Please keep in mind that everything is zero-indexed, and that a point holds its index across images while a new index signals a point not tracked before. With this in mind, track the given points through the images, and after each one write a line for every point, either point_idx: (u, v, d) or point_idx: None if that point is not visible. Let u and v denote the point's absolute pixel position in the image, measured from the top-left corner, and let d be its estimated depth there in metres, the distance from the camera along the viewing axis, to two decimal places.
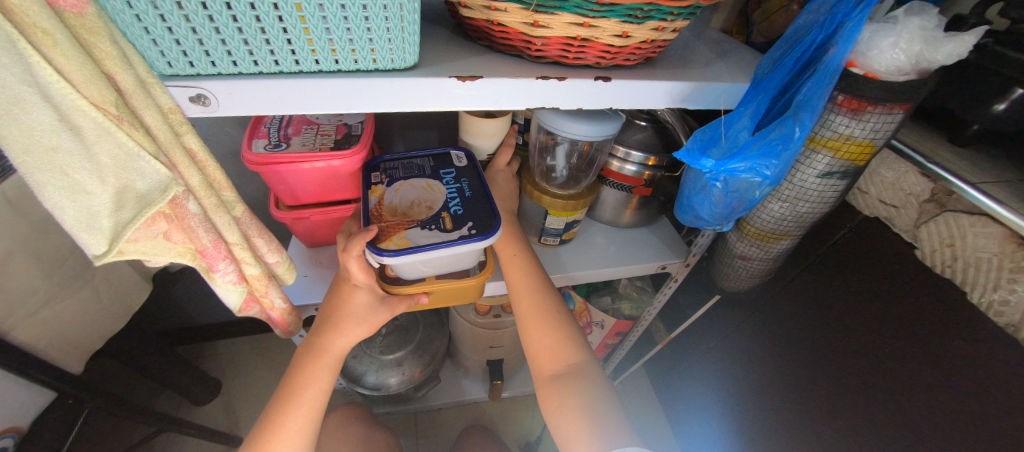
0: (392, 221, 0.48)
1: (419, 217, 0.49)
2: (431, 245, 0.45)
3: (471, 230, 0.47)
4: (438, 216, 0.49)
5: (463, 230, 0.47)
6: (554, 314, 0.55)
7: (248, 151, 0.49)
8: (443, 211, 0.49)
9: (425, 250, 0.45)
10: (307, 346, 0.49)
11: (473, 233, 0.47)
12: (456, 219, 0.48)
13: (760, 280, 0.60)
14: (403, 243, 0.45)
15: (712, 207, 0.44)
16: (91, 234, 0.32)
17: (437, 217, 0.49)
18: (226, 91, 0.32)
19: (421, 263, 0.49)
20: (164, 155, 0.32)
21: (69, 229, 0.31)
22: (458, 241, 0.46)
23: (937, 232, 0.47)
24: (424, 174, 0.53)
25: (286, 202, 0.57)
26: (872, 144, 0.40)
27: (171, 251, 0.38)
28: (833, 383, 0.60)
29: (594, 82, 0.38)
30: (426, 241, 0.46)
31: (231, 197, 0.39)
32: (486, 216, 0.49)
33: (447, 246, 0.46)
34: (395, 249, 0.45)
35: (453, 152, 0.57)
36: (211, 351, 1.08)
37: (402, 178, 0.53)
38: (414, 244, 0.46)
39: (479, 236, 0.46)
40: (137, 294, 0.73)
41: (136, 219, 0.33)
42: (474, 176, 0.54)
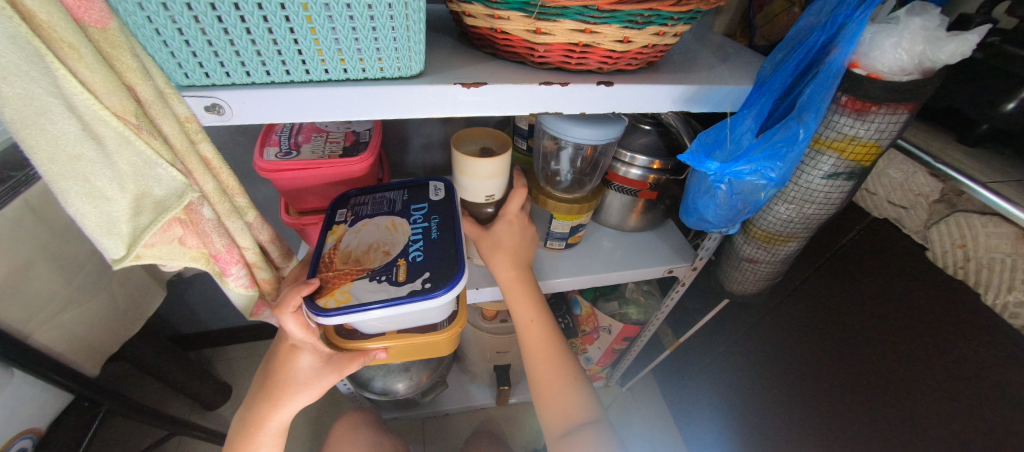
0: (342, 269, 0.47)
1: (372, 265, 0.47)
2: (376, 302, 0.43)
3: (425, 283, 0.45)
4: (394, 264, 0.47)
5: (416, 283, 0.45)
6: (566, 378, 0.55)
7: (260, 158, 0.51)
8: (400, 258, 0.48)
9: (372, 305, 0.43)
10: (247, 414, 0.49)
11: (427, 286, 0.45)
12: (413, 268, 0.47)
13: (768, 283, 0.60)
14: (344, 300, 0.43)
15: (717, 209, 0.44)
16: (110, 239, 0.33)
17: (391, 266, 0.47)
18: (240, 100, 0.33)
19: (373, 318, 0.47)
20: (180, 163, 0.33)
21: (91, 234, 0.32)
22: (407, 297, 0.44)
23: (948, 232, 0.46)
24: (388, 214, 0.52)
25: (296, 208, 0.58)
26: (878, 144, 0.39)
27: (185, 256, 0.39)
28: (846, 388, 0.59)
29: (597, 87, 0.39)
30: (371, 297, 0.44)
31: (244, 203, 0.40)
32: (445, 266, 0.47)
33: (393, 303, 0.44)
34: (334, 307, 0.43)
35: (430, 184, 0.57)
36: (223, 356, 1.10)
37: (367, 216, 0.53)
38: (358, 300, 0.43)
39: (433, 291, 0.44)
40: (151, 300, 0.74)
41: (153, 224, 0.34)
42: (445, 212, 0.53)
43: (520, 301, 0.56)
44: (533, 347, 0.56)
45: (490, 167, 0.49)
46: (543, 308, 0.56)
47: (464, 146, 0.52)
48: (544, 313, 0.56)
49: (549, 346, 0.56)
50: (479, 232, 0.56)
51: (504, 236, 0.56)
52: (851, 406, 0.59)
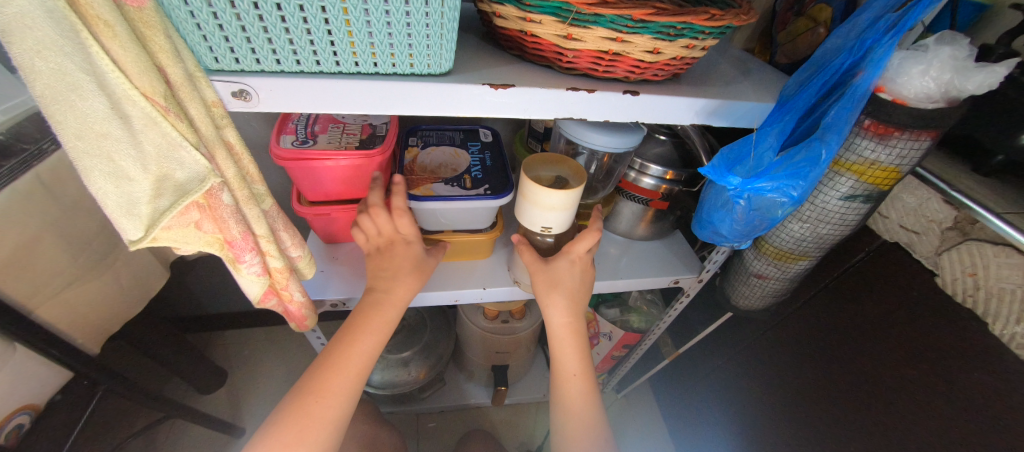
0: (421, 176, 0.56)
1: (443, 175, 0.56)
2: (454, 196, 0.53)
3: (487, 191, 0.54)
4: (461, 177, 0.56)
5: (480, 190, 0.54)
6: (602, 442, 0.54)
7: (277, 146, 0.51)
8: (465, 173, 0.56)
9: (447, 199, 0.53)
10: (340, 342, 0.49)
11: (489, 192, 0.54)
12: (476, 181, 0.55)
13: (775, 299, 0.60)
14: (427, 193, 0.53)
15: (733, 224, 0.44)
16: (129, 219, 0.33)
17: (459, 178, 0.56)
18: (267, 88, 0.33)
19: (441, 213, 0.57)
20: (205, 147, 0.33)
21: (110, 214, 0.32)
22: (474, 196, 0.53)
23: (959, 260, 0.47)
24: (454, 144, 0.60)
25: (308, 198, 0.58)
26: (897, 169, 0.40)
27: (200, 240, 0.39)
28: (848, 409, 0.59)
29: (623, 96, 0.39)
30: (447, 192, 0.53)
31: (261, 190, 0.40)
32: (502, 179, 0.56)
33: (464, 199, 0.53)
34: (420, 196, 0.52)
35: (482, 130, 0.64)
36: (219, 341, 1.09)
37: (435, 144, 0.60)
38: (437, 195, 0.53)
39: (493, 195, 0.53)
40: (155, 281, 0.74)
41: (173, 207, 0.34)
42: (496, 150, 0.60)
43: (568, 348, 0.56)
44: (569, 405, 0.56)
45: (557, 198, 0.47)
46: (585, 358, 0.57)
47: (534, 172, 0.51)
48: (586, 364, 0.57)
49: (587, 406, 0.56)
50: (540, 266, 0.55)
51: (564, 276, 0.55)
52: (851, 427, 0.59)
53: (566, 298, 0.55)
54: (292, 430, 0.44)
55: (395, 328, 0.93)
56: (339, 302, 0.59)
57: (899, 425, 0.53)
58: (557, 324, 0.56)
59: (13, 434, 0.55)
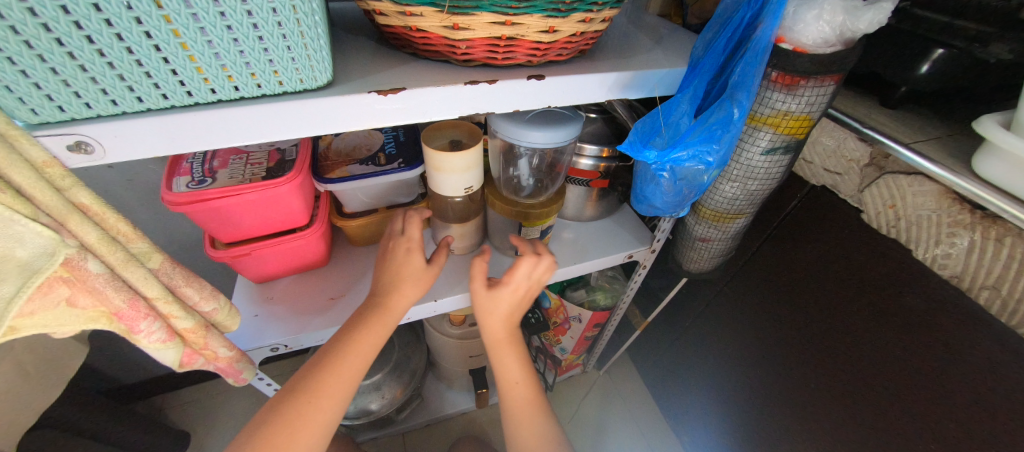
0: (337, 160, 0.58)
1: (358, 156, 0.58)
2: (367, 175, 0.56)
3: (401, 163, 0.57)
4: (375, 156, 0.59)
5: (394, 164, 0.57)
6: (547, 442, 0.57)
7: (168, 191, 0.44)
8: (379, 151, 0.59)
9: (363, 178, 0.56)
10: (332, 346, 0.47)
11: (402, 164, 0.57)
12: (390, 157, 0.58)
13: (722, 258, 0.60)
14: (344, 174, 0.55)
15: (664, 196, 0.43)
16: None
17: (373, 156, 0.58)
18: (111, 135, 0.28)
19: (361, 192, 0.59)
20: (47, 214, 0.28)
21: None
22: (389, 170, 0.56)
23: (880, 194, 0.48)
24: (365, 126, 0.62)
25: (222, 240, 0.52)
26: (809, 116, 0.40)
27: (80, 319, 0.33)
28: (808, 349, 0.62)
29: (528, 81, 0.36)
30: (364, 171, 0.56)
31: (143, 248, 0.35)
32: (415, 151, 0.60)
33: (380, 174, 0.56)
34: (336, 178, 0.55)
35: None
36: (175, 402, 1.01)
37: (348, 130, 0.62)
38: (352, 174, 0.55)
39: (408, 167, 0.57)
40: (73, 358, 0.66)
41: (22, 293, 0.28)
42: (409, 127, 0.63)
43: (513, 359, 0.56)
44: (518, 411, 0.57)
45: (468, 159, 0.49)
46: (524, 358, 0.57)
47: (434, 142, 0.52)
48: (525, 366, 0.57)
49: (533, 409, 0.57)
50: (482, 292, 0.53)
51: (498, 303, 0.53)
52: (813, 365, 0.61)
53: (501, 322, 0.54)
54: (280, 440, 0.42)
55: None
56: (281, 346, 0.54)
57: (851, 354, 0.55)
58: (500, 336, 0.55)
59: None
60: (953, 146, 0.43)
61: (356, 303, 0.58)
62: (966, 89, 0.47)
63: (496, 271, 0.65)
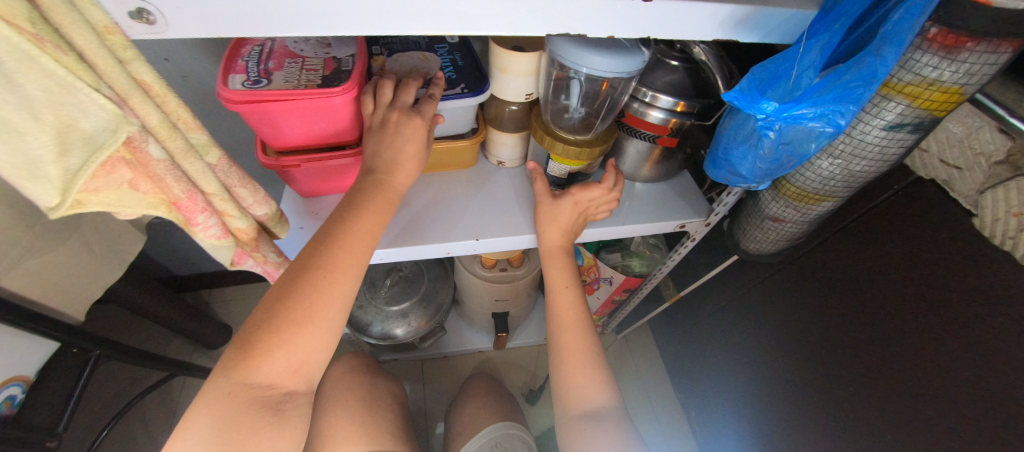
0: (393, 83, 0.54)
1: (416, 79, 0.55)
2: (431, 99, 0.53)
3: (462, 89, 0.54)
4: (434, 80, 0.55)
5: (455, 89, 0.54)
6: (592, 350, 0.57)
7: (224, 88, 0.43)
8: (438, 76, 0.55)
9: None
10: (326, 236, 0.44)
11: (464, 91, 0.54)
12: (450, 82, 0.55)
13: (789, 242, 0.55)
14: None
15: (756, 162, 0.38)
16: (36, 183, 0.27)
17: (432, 80, 0.55)
18: (173, 5, 0.26)
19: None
20: (107, 87, 0.27)
21: (6, 178, 0.26)
22: (451, 96, 0.53)
23: (1005, 197, 0.42)
24: (419, 47, 0.58)
25: (273, 148, 0.51)
26: (961, 90, 0.32)
27: (140, 203, 0.33)
28: (858, 350, 0.58)
29: (633, 3, 0.31)
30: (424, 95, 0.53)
31: (203, 140, 0.34)
32: (478, 79, 0.56)
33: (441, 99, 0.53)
34: None
35: None
36: (218, 298, 1.09)
37: (399, 51, 0.57)
38: None
39: (471, 93, 0.54)
40: (131, 245, 0.67)
41: (87, 167, 0.28)
42: (465, 51, 0.59)
43: (558, 269, 0.60)
44: (563, 318, 0.60)
45: (530, 63, 0.52)
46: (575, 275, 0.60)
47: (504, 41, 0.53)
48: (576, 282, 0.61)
49: (577, 319, 0.59)
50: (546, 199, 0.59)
51: (563, 215, 0.58)
52: (861, 372, 0.57)
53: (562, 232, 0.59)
54: (273, 335, 0.40)
55: (392, 279, 0.90)
56: None
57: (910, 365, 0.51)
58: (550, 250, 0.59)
59: (6, 405, 0.51)
60: None
61: (395, 233, 0.57)
62: None
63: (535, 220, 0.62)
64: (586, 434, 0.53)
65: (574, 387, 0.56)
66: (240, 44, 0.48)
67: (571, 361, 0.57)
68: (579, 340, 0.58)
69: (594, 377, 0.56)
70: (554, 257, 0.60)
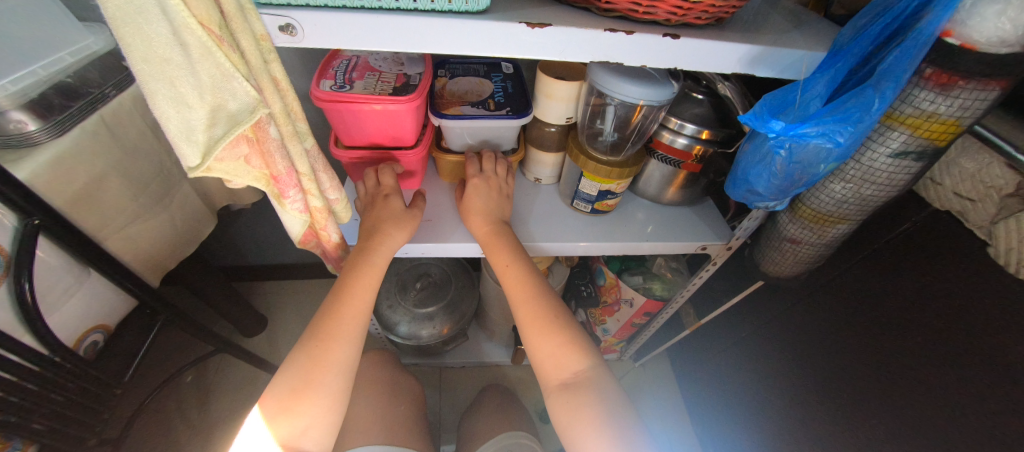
0: (450, 100, 0.62)
1: (470, 99, 0.63)
2: (478, 116, 0.60)
3: (507, 111, 0.61)
4: (485, 101, 0.63)
5: (501, 110, 0.61)
6: (551, 317, 0.55)
7: (317, 88, 0.53)
8: (489, 98, 0.63)
9: (473, 119, 0.60)
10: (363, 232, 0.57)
11: (508, 112, 0.61)
12: (499, 105, 0.62)
13: (807, 266, 0.58)
14: (455, 111, 0.60)
15: (771, 180, 0.43)
16: (188, 145, 0.35)
17: (483, 101, 0.63)
18: (312, 22, 0.34)
19: (468, 132, 0.63)
20: (254, 79, 0.35)
21: (172, 139, 0.34)
22: (496, 115, 0.60)
23: (1017, 228, 0.43)
24: (478, 74, 0.67)
25: (344, 142, 0.61)
26: (958, 122, 0.37)
27: (249, 175, 0.41)
28: (878, 380, 0.58)
29: (663, 39, 0.38)
30: (474, 112, 0.60)
31: (304, 128, 0.42)
32: (522, 103, 0.63)
33: (488, 117, 0.60)
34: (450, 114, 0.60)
35: (505, 63, 0.69)
36: (260, 291, 1.17)
37: (461, 75, 0.67)
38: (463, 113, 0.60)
39: (514, 115, 0.61)
40: (203, 226, 0.77)
41: (226, 136, 0.35)
42: (516, 81, 0.67)
43: (495, 250, 0.58)
44: (514, 296, 0.57)
45: (570, 90, 0.59)
46: (519, 253, 0.58)
47: (550, 70, 0.61)
48: (521, 258, 0.58)
49: (527, 292, 0.56)
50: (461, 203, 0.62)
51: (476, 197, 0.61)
52: (882, 403, 0.57)
53: (483, 217, 0.60)
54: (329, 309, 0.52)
55: (422, 283, 0.96)
56: None
57: (932, 395, 0.51)
58: (482, 236, 0.59)
59: (89, 349, 0.59)
60: None
61: (437, 230, 0.64)
62: None
63: (565, 231, 0.67)
64: (569, 405, 0.50)
65: (548, 359, 0.53)
66: (332, 58, 0.59)
67: (529, 325, 0.55)
68: (535, 312, 0.55)
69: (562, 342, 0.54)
70: (497, 243, 0.58)
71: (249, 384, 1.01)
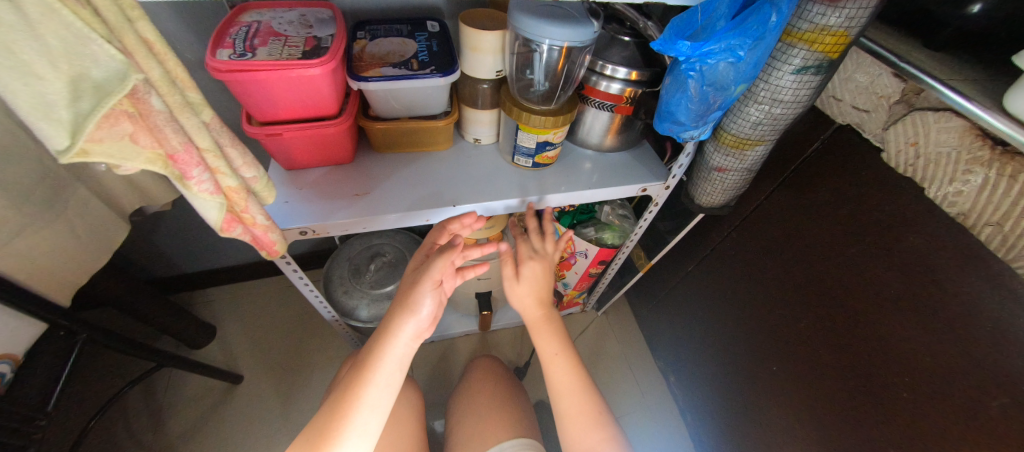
0: (371, 62, 0.59)
1: (392, 60, 0.59)
2: (400, 77, 0.57)
3: (431, 70, 0.58)
4: (408, 62, 0.59)
5: (425, 70, 0.58)
6: (591, 413, 0.60)
7: (212, 58, 0.47)
8: (412, 58, 0.60)
9: (395, 80, 0.57)
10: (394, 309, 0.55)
11: (432, 71, 0.58)
12: (422, 64, 0.59)
13: (735, 192, 0.62)
14: (376, 74, 0.57)
15: (689, 106, 0.44)
16: (49, 124, 0.30)
17: (406, 61, 0.59)
18: None
19: (391, 96, 0.60)
20: (117, 41, 0.30)
21: (26, 118, 0.30)
22: (419, 75, 0.57)
23: (903, 131, 0.48)
24: (400, 34, 0.63)
25: (257, 118, 0.55)
26: (848, 33, 0.39)
27: (139, 157, 0.36)
28: (805, 286, 0.64)
29: None
30: (396, 73, 0.57)
31: (197, 99, 0.38)
32: (448, 61, 0.60)
33: (410, 78, 0.57)
34: (370, 76, 0.56)
35: (428, 21, 0.66)
36: (201, 298, 1.09)
37: (382, 36, 0.63)
38: (384, 75, 0.57)
39: (439, 73, 0.58)
40: (116, 233, 0.69)
41: (95, 110, 0.31)
42: (442, 39, 0.64)
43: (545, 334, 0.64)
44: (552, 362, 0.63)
45: (495, 41, 0.57)
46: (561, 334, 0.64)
47: (474, 22, 0.59)
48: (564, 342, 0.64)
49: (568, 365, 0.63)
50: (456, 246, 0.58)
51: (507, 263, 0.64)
52: (808, 304, 0.64)
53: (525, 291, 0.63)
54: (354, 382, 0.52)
55: (376, 265, 0.93)
56: (310, 231, 0.58)
57: (848, 290, 0.58)
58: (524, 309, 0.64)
59: None
60: (992, 89, 0.44)
61: (376, 201, 0.61)
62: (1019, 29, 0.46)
63: (512, 188, 0.67)
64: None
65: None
66: (229, 24, 0.53)
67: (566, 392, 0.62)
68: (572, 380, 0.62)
69: (599, 427, 0.59)
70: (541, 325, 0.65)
71: (205, 395, 0.95)
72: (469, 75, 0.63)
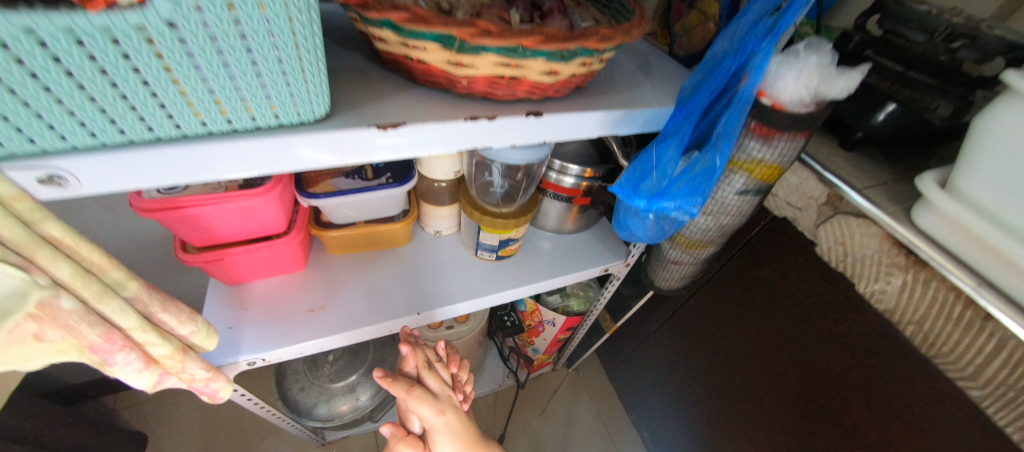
0: (322, 173, 0.56)
1: (345, 169, 0.57)
2: (354, 190, 0.55)
3: (388, 179, 0.57)
4: (362, 169, 0.57)
5: (381, 179, 0.57)
6: None
7: (138, 196, 0.42)
8: (366, 164, 0.58)
9: (349, 194, 0.55)
10: None
11: (389, 180, 0.57)
12: (377, 171, 0.58)
13: (689, 278, 0.65)
14: (328, 188, 0.54)
15: (647, 231, 0.49)
16: None
17: (360, 169, 0.57)
18: (89, 170, 0.26)
19: (345, 205, 0.58)
20: (17, 252, 0.26)
21: None
22: (374, 186, 0.56)
23: (832, 231, 0.53)
24: None
25: (193, 244, 0.50)
26: (780, 166, 0.43)
27: (48, 352, 0.31)
28: (764, 356, 0.68)
29: (473, 122, 0.35)
30: (349, 186, 0.55)
31: (119, 276, 0.34)
32: (404, 166, 0.59)
33: (366, 190, 0.55)
34: (321, 192, 0.53)
35: None
36: (129, 403, 0.97)
37: None
38: (337, 188, 0.54)
39: (396, 182, 0.56)
40: None
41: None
42: None
43: None
44: None
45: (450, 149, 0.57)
46: None
47: None
48: None
49: None
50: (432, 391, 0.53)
51: None
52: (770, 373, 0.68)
53: None
54: None
55: (335, 354, 0.87)
56: (259, 359, 0.53)
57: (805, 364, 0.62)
58: None
59: None
60: (898, 194, 0.50)
61: (333, 316, 0.57)
62: (913, 137, 0.53)
63: (477, 282, 0.66)
64: None
65: None
66: None
67: None
68: None
69: None
70: None
71: None
72: (426, 176, 0.62)
